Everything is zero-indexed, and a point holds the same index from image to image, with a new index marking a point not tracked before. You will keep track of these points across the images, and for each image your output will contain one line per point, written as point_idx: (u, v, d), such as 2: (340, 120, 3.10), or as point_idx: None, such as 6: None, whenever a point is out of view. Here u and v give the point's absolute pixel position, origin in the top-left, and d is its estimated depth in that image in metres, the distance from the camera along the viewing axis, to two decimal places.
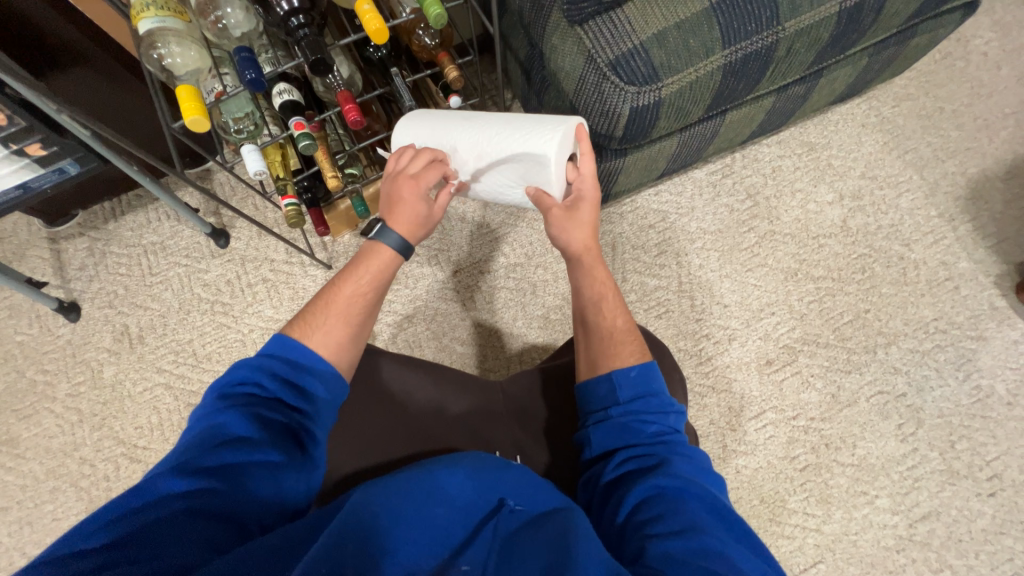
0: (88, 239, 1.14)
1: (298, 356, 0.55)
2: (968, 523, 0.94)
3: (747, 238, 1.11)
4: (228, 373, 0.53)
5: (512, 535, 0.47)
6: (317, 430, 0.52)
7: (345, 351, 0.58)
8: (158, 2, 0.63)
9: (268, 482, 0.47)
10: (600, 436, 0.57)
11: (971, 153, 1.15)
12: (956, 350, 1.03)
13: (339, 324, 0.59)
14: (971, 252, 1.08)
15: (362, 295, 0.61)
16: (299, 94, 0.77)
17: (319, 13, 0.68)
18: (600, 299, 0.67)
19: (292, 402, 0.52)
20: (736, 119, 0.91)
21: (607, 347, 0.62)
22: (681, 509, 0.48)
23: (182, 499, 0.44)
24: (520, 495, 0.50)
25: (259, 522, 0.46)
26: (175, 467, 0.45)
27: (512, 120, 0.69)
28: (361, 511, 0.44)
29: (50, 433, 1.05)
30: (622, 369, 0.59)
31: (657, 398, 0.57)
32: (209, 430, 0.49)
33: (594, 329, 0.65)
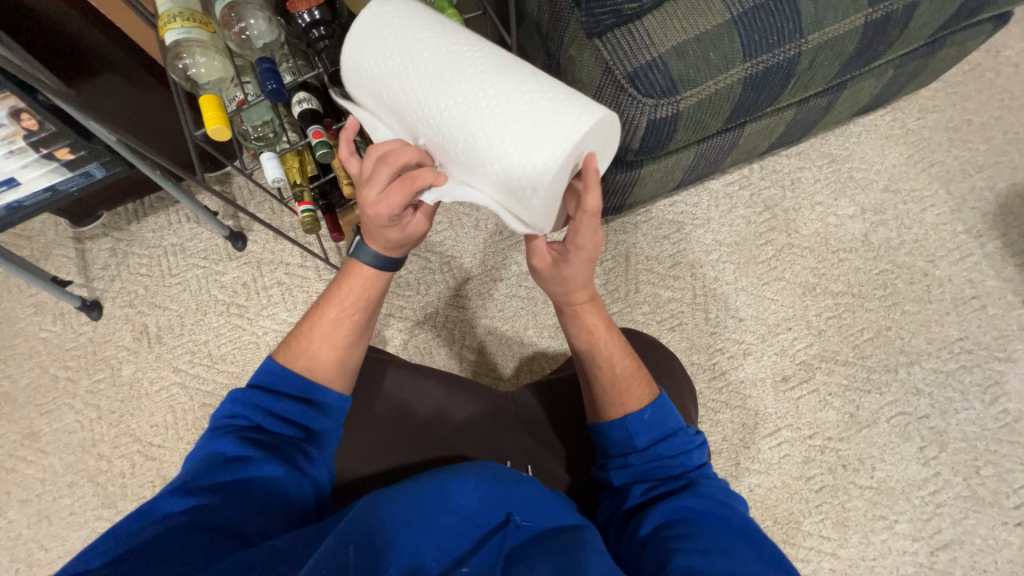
0: (111, 240, 1.17)
1: (284, 382, 0.55)
2: (993, 552, 0.90)
3: (764, 251, 1.09)
4: (222, 405, 0.55)
5: (519, 549, 0.47)
6: (311, 447, 0.53)
7: (337, 373, 0.59)
8: (185, 14, 0.65)
9: (268, 492, 0.48)
10: (624, 473, 0.57)
11: (1001, 167, 1.11)
12: (982, 372, 0.99)
13: (328, 347, 0.59)
14: (999, 271, 1.05)
15: (348, 317, 0.60)
16: (318, 103, 0.78)
17: (340, 24, 0.69)
18: (600, 344, 0.62)
19: (285, 421, 0.54)
20: (755, 131, 0.90)
21: (610, 397, 0.60)
22: (706, 530, 0.49)
23: (182, 515, 0.44)
24: (527, 510, 0.50)
25: (261, 529, 0.46)
26: (174, 490, 0.46)
27: (479, 142, 0.52)
28: (370, 516, 0.44)
29: (70, 429, 1.08)
30: (636, 414, 0.58)
31: (676, 437, 0.57)
32: (206, 455, 0.50)
33: (594, 378, 0.62)
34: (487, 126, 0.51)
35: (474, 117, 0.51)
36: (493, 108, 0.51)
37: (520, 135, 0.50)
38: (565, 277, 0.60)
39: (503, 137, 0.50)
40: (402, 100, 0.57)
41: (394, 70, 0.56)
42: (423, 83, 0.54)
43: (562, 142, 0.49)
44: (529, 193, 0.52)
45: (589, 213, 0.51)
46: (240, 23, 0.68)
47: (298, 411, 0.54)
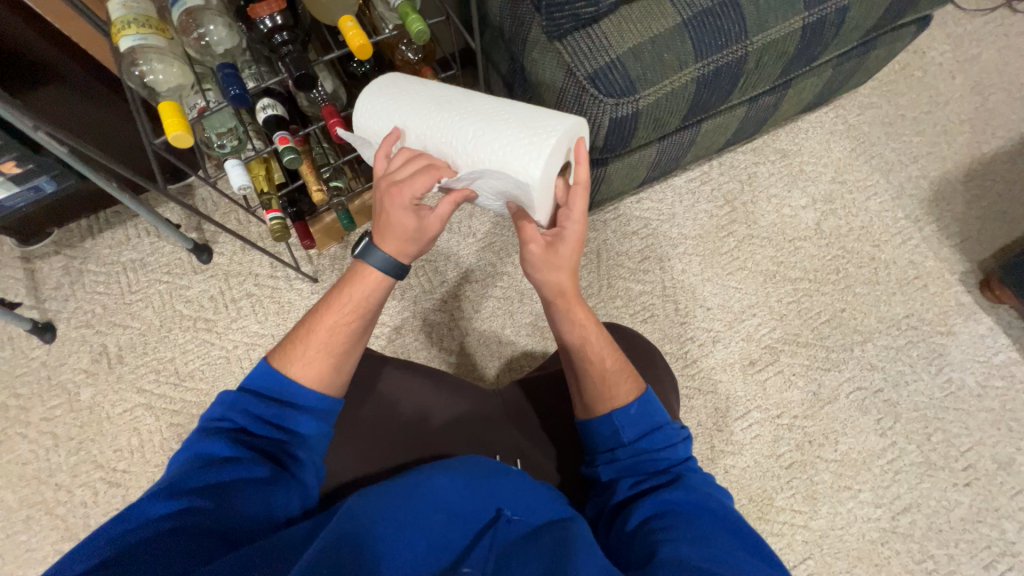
0: (64, 258, 1.12)
1: (278, 387, 0.53)
2: (946, 513, 0.97)
3: (727, 242, 1.14)
4: (209, 407, 0.53)
5: (508, 543, 0.47)
6: (300, 452, 0.53)
7: (331, 382, 0.56)
8: (140, 20, 0.63)
9: (256, 498, 0.47)
10: (612, 469, 0.59)
11: (933, 157, 1.21)
12: (927, 346, 1.07)
13: (323, 355, 0.56)
14: (937, 252, 1.14)
15: (346, 324, 0.57)
16: (283, 109, 0.77)
17: (302, 30, 0.70)
18: (588, 341, 0.62)
19: (274, 425, 0.52)
20: (711, 128, 0.95)
21: (600, 391, 0.61)
22: (691, 521, 0.50)
23: (168, 519, 0.43)
24: (516, 504, 0.50)
25: (249, 533, 0.45)
26: (157, 493, 0.45)
27: (477, 144, 0.60)
28: (360, 516, 0.44)
29: (23, 460, 1.01)
30: (622, 409, 0.59)
31: (662, 431, 0.58)
32: (192, 456, 0.48)
33: (584, 372, 0.62)
34: (480, 132, 0.60)
35: (469, 125, 0.61)
36: (483, 119, 0.61)
37: (511, 131, 0.59)
38: (562, 260, 0.61)
39: (496, 137, 0.59)
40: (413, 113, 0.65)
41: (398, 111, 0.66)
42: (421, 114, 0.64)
43: (546, 130, 0.58)
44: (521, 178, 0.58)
45: (580, 184, 0.60)
46: (198, 28, 0.67)
47: (287, 416, 0.53)
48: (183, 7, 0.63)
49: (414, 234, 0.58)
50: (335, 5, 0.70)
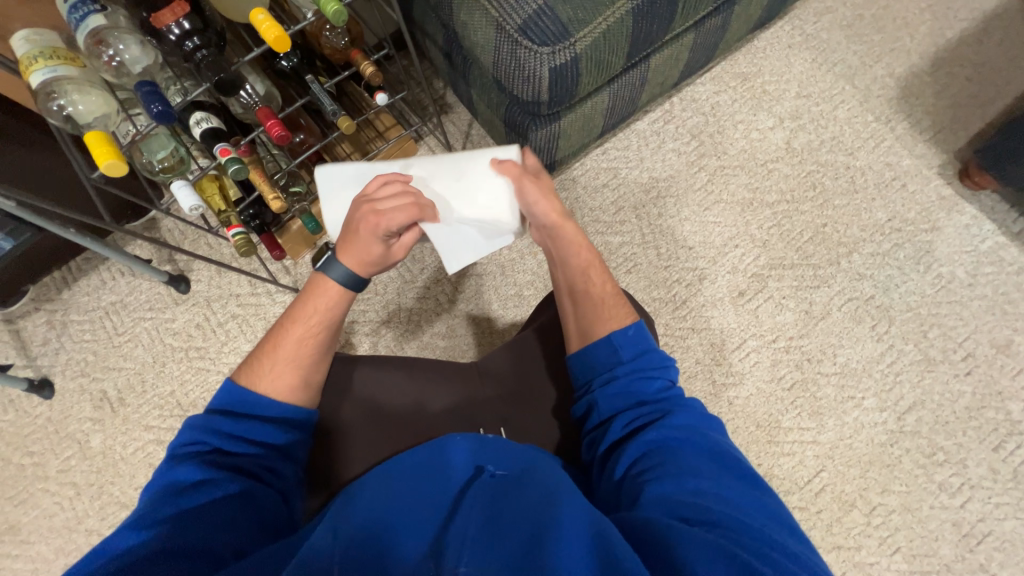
0: (46, 313, 1.11)
1: (246, 405, 0.55)
2: (951, 404, 0.98)
3: (699, 178, 1.12)
4: (178, 434, 0.54)
5: (493, 493, 0.49)
6: (278, 465, 0.54)
7: (301, 393, 0.58)
8: (46, 52, 0.61)
9: (235, 510, 0.48)
10: (608, 395, 0.59)
11: (897, 53, 1.17)
12: (914, 246, 1.06)
13: (291, 369, 0.58)
14: (912, 149, 1.12)
15: (313, 335, 0.59)
16: (218, 120, 0.75)
17: (215, 32, 0.67)
18: (586, 266, 0.67)
19: (247, 442, 0.54)
20: (660, 63, 0.92)
21: (598, 313, 0.64)
22: (678, 457, 0.51)
23: (143, 547, 0.44)
24: (497, 460, 0.52)
25: (232, 546, 0.46)
26: (132, 524, 0.46)
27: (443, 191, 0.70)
28: (355, 515, 0.47)
29: (50, 513, 1.03)
30: (620, 331, 0.61)
31: (656, 353, 0.61)
32: (164, 484, 0.50)
33: (584, 296, 0.65)
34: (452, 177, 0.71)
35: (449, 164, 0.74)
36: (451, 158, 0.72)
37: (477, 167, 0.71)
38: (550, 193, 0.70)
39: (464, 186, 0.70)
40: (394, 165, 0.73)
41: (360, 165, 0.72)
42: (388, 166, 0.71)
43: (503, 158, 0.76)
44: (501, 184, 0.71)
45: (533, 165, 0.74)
46: (109, 50, 0.64)
47: (259, 430, 0.54)
48: (87, 30, 0.61)
49: (376, 259, 0.62)
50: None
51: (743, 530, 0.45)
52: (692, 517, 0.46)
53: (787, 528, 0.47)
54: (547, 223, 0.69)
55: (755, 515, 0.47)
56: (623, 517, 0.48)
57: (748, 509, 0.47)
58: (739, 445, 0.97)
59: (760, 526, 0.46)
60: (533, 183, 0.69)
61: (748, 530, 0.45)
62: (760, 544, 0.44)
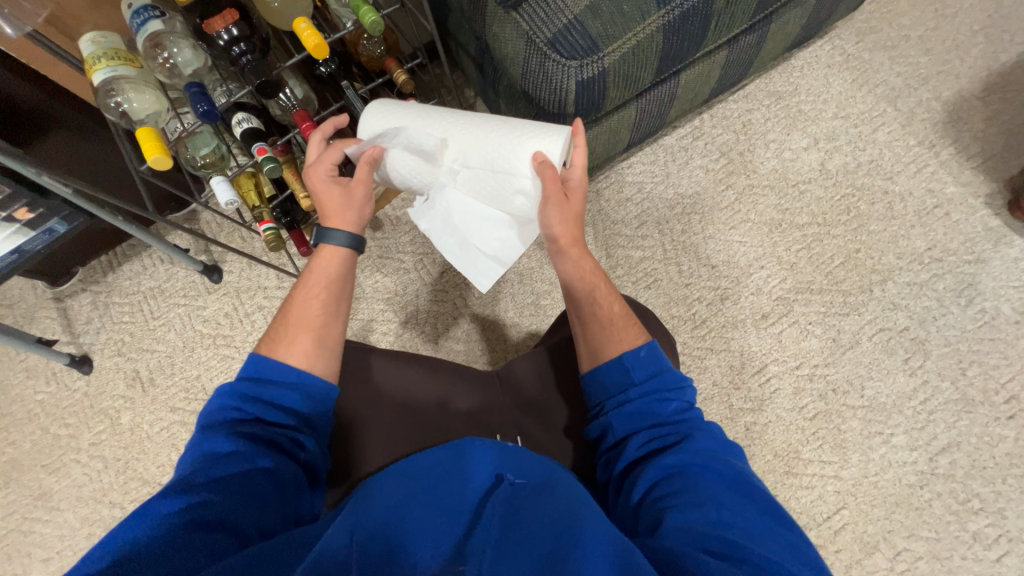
0: (91, 294, 1.18)
1: (271, 372, 0.58)
2: (990, 448, 0.92)
3: (726, 196, 1.10)
4: (210, 403, 0.56)
5: (511, 503, 0.49)
6: (303, 434, 0.56)
7: (316, 360, 0.60)
8: (109, 53, 0.66)
9: (266, 480, 0.50)
10: (622, 416, 0.58)
11: (944, 76, 1.12)
12: (955, 278, 1.01)
13: (304, 334, 0.61)
14: (957, 176, 1.06)
15: (319, 298, 0.63)
16: (259, 121, 0.79)
17: (260, 38, 0.71)
18: (590, 288, 0.66)
19: (270, 413, 0.56)
20: (691, 79, 0.91)
21: (607, 334, 0.63)
22: (696, 483, 0.50)
23: (175, 514, 0.45)
24: (516, 469, 0.52)
25: (259, 526, 0.47)
26: (168, 490, 0.47)
27: (476, 170, 0.69)
28: (376, 517, 0.46)
29: (79, 483, 1.09)
30: (631, 351, 0.61)
31: (669, 374, 0.60)
32: (202, 453, 0.52)
33: (591, 317, 0.65)
34: (492, 162, 0.68)
35: (489, 126, 0.70)
36: (504, 137, 0.69)
37: (522, 160, 0.67)
38: (572, 211, 0.68)
39: (503, 177, 0.68)
40: (431, 120, 0.72)
41: (401, 118, 0.72)
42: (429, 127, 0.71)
43: (556, 132, 0.67)
44: (533, 178, 0.67)
45: (577, 167, 0.69)
46: (164, 53, 0.69)
47: (282, 396, 0.57)
48: (146, 34, 0.66)
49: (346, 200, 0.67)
50: (287, 8, 0.72)
51: (770, 568, 0.43)
52: (715, 548, 0.44)
53: (815, 567, 0.45)
54: (554, 246, 0.68)
55: (781, 552, 0.44)
56: (642, 544, 0.47)
57: (773, 545, 0.45)
58: (754, 473, 0.94)
59: (787, 564, 0.43)
60: (559, 208, 0.66)
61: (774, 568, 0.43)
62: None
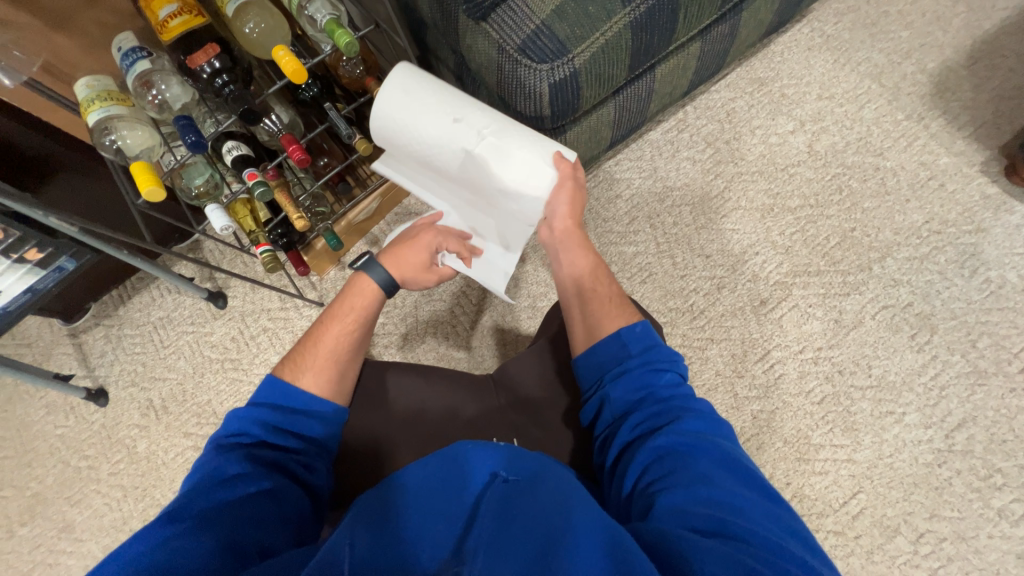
0: (104, 327, 1.22)
1: (289, 399, 0.60)
2: (1008, 421, 0.89)
3: (716, 185, 1.10)
4: (223, 425, 0.58)
5: (507, 499, 0.47)
6: (314, 463, 0.58)
7: (334, 390, 0.62)
8: (102, 95, 0.70)
9: (270, 504, 0.51)
10: (618, 392, 0.58)
11: (928, 48, 1.12)
12: (956, 249, 0.99)
13: (325, 363, 0.63)
14: (949, 147, 1.05)
15: (344, 331, 0.65)
16: (248, 148, 0.81)
17: (241, 69, 0.75)
18: (591, 270, 0.68)
19: (283, 442, 0.58)
20: (667, 72, 0.92)
21: (602, 311, 0.65)
22: (688, 461, 0.49)
23: (179, 538, 0.46)
24: (511, 465, 0.51)
25: (259, 548, 0.47)
26: (171, 514, 0.48)
27: (504, 144, 0.69)
28: (369, 532, 0.46)
29: (100, 513, 1.12)
30: (628, 327, 0.62)
31: (662, 349, 0.60)
32: (210, 473, 0.53)
33: (591, 296, 0.66)
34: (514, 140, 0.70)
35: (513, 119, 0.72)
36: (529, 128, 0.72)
37: (540, 148, 0.69)
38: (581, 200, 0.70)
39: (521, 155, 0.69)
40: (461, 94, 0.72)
41: (433, 87, 0.72)
42: (459, 98, 0.71)
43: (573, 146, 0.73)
44: (553, 164, 0.69)
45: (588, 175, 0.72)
46: (154, 90, 0.72)
47: (299, 423, 0.59)
48: (135, 73, 0.70)
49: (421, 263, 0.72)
50: (266, 38, 0.74)
51: (760, 545, 0.43)
52: (706, 529, 0.44)
53: (802, 542, 0.45)
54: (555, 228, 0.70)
55: (772, 529, 0.44)
56: (635, 529, 0.46)
57: (765, 522, 0.45)
58: (765, 462, 0.92)
59: (776, 539, 0.44)
60: (570, 193, 0.69)
61: (763, 543, 0.43)
62: (774, 556, 0.42)
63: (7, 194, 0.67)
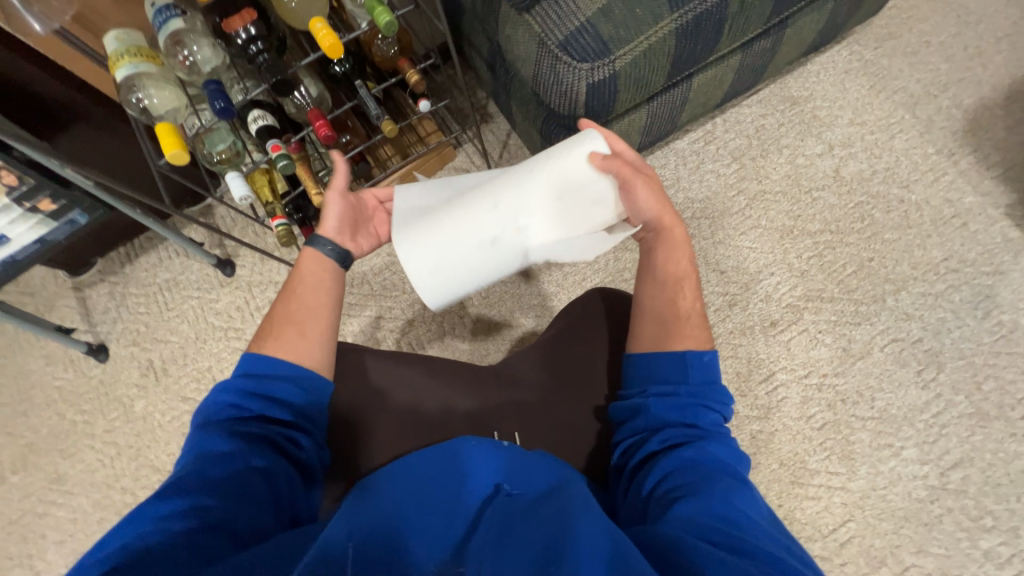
0: (108, 284, 1.21)
1: (268, 366, 0.58)
2: (1004, 465, 0.90)
3: (737, 201, 1.09)
4: (212, 399, 0.57)
5: (507, 513, 0.47)
6: (300, 434, 0.56)
7: (312, 355, 0.60)
8: (133, 51, 0.69)
9: (261, 484, 0.51)
10: (660, 402, 0.56)
11: (966, 83, 1.10)
12: (972, 289, 0.99)
13: (298, 331, 0.61)
14: (976, 186, 1.04)
15: (310, 299, 0.63)
16: (274, 118, 0.80)
17: (276, 37, 0.73)
18: (681, 277, 0.62)
19: (270, 413, 0.56)
20: (704, 83, 0.91)
21: (679, 326, 0.59)
22: (711, 479, 0.49)
23: (175, 518, 0.45)
24: (516, 480, 0.49)
25: (252, 529, 0.47)
26: (164, 492, 0.48)
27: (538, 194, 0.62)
28: (360, 520, 0.44)
29: (92, 468, 1.12)
30: (697, 351, 0.57)
31: (714, 372, 0.57)
32: (201, 450, 0.52)
33: (669, 308, 0.61)
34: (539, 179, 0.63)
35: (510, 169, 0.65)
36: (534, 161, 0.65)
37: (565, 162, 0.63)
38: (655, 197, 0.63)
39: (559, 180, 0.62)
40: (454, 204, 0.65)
41: (430, 225, 0.64)
42: (462, 205, 0.64)
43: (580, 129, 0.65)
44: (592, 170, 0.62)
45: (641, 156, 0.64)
46: (185, 50, 0.71)
47: (278, 391, 0.56)
48: (167, 31, 0.68)
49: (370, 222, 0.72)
50: (304, 9, 0.73)
51: (771, 567, 0.42)
52: (723, 543, 0.44)
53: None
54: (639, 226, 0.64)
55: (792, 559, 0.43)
56: (645, 533, 0.46)
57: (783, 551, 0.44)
58: (759, 483, 0.93)
59: (791, 562, 0.43)
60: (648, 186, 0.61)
61: (779, 564, 0.42)
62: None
63: (28, 143, 0.66)
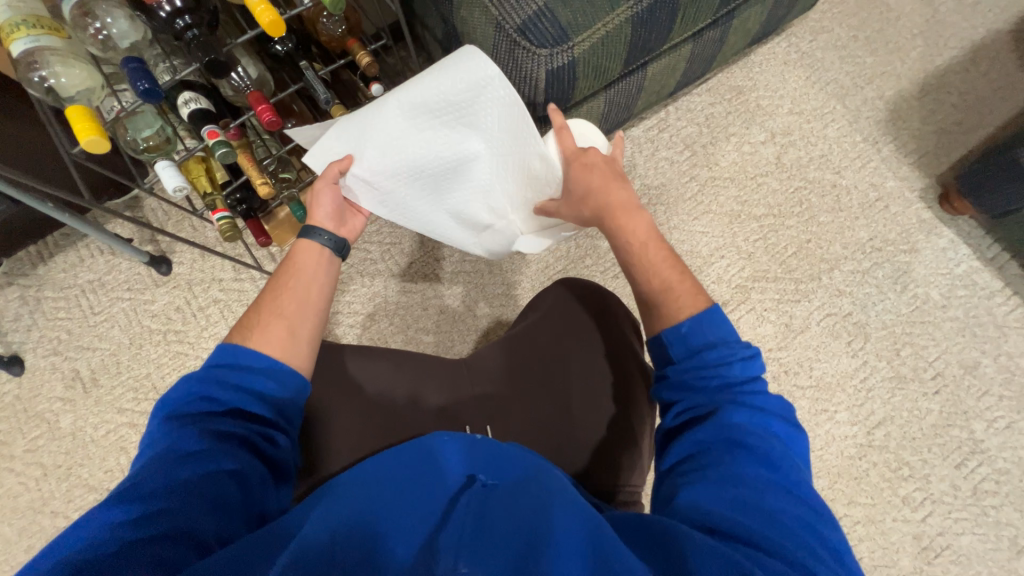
0: (19, 288, 1.08)
1: (245, 357, 0.55)
2: (918, 421, 1.02)
3: (689, 187, 1.13)
4: (174, 392, 0.52)
5: (484, 504, 0.47)
6: (276, 433, 0.53)
7: (290, 351, 0.57)
8: (30, 20, 0.59)
9: (229, 484, 0.47)
10: (671, 384, 0.54)
11: (887, 76, 1.20)
12: (893, 266, 1.09)
13: (280, 324, 0.58)
14: (896, 171, 1.15)
15: (300, 290, 0.61)
16: (208, 101, 0.73)
17: (208, 11, 0.66)
18: (645, 243, 0.62)
19: (244, 409, 0.52)
20: (658, 71, 0.93)
21: (661, 301, 0.58)
22: (726, 462, 0.46)
23: (127, 526, 0.42)
24: (490, 470, 0.51)
25: (217, 534, 0.44)
26: (117, 497, 0.44)
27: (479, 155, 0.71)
28: (335, 519, 0.43)
29: (14, 493, 1.01)
30: (671, 327, 0.55)
31: (724, 346, 0.52)
32: (163, 449, 0.48)
33: (643, 283, 0.60)
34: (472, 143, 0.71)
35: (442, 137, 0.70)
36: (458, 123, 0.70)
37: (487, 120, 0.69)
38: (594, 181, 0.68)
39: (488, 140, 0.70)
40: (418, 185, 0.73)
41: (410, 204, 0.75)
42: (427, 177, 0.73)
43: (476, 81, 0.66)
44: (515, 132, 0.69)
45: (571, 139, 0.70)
46: (95, 23, 0.63)
47: (257, 384, 0.54)
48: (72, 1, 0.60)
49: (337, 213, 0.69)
50: None
51: (776, 554, 0.41)
52: (725, 531, 0.42)
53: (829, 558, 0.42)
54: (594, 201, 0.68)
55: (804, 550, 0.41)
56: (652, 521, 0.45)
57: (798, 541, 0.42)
58: None
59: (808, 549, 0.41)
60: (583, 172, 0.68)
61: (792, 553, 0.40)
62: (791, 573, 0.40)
63: None
